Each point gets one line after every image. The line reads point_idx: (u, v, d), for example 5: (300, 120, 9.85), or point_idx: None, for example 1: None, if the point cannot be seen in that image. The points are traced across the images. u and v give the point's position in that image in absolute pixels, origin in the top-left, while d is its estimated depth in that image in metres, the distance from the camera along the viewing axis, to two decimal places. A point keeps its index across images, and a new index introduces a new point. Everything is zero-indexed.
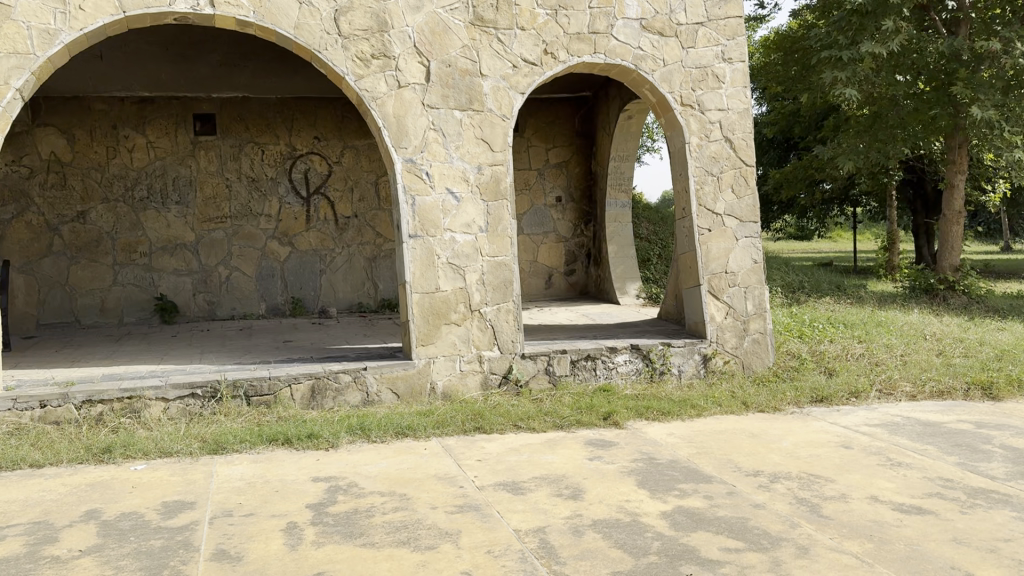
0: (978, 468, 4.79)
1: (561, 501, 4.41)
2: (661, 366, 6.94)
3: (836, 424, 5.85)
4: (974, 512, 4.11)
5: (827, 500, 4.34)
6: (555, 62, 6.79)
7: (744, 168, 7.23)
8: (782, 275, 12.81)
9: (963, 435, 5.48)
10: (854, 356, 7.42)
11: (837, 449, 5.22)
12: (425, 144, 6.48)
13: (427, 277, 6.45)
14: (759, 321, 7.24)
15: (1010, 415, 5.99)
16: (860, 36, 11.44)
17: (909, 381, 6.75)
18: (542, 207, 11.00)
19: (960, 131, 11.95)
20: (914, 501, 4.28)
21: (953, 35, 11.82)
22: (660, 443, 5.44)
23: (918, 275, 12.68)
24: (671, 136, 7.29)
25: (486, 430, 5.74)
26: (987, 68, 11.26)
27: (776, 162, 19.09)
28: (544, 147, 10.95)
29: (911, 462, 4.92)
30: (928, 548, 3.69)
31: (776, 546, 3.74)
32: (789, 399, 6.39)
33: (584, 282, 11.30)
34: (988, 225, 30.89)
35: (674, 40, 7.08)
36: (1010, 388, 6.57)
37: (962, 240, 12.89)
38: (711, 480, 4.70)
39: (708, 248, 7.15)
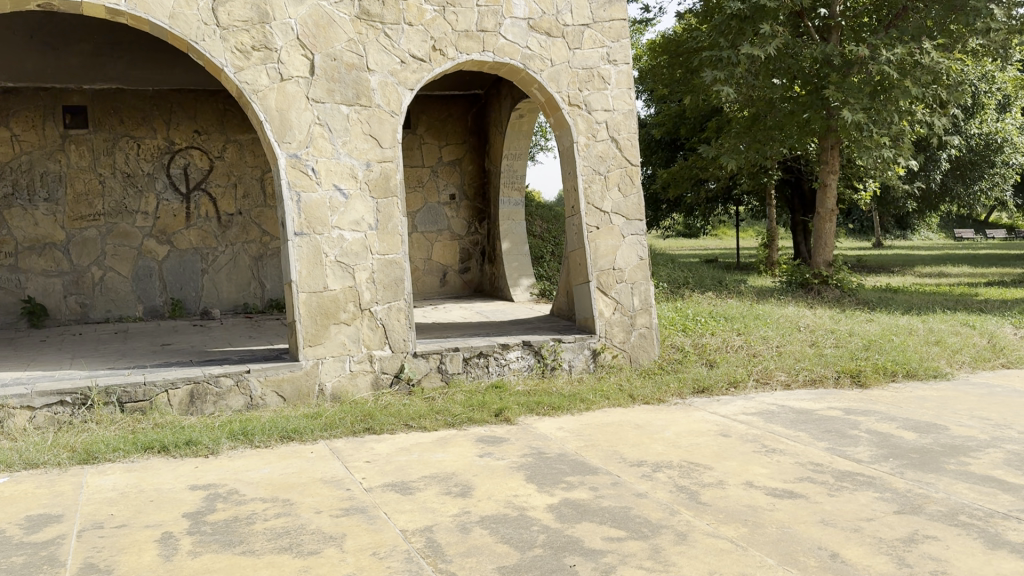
0: (845, 452, 5.07)
1: (449, 499, 4.40)
2: (552, 361, 7.02)
3: (715, 413, 6.07)
4: (840, 494, 4.34)
5: (705, 487, 4.49)
6: (443, 59, 6.77)
7: (630, 167, 7.40)
8: (670, 271, 13.21)
9: (832, 421, 5.78)
10: (734, 348, 7.72)
11: (716, 437, 5.42)
12: (310, 139, 6.33)
13: (314, 276, 6.30)
14: (645, 315, 7.43)
15: (875, 401, 6.36)
16: (739, 39, 11.92)
17: (784, 370, 7.08)
18: (435, 204, 10.94)
19: (832, 133, 12.51)
20: (786, 485, 4.48)
21: (825, 41, 12.41)
22: (550, 437, 5.50)
23: (794, 270, 13.34)
24: (560, 135, 7.39)
25: (375, 431, 5.66)
26: (856, 72, 11.80)
27: (664, 161, 19.64)
28: (436, 144, 10.87)
29: (784, 449, 5.15)
30: (798, 530, 3.87)
31: (656, 534, 3.85)
32: (673, 390, 6.59)
33: (478, 279, 11.32)
34: (859, 224, 32.80)
35: (561, 41, 7.17)
36: (876, 376, 6.97)
37: (834, 236, 13.59)
38: (598, 471, 4.78)
39: (596, 245, 7.29)
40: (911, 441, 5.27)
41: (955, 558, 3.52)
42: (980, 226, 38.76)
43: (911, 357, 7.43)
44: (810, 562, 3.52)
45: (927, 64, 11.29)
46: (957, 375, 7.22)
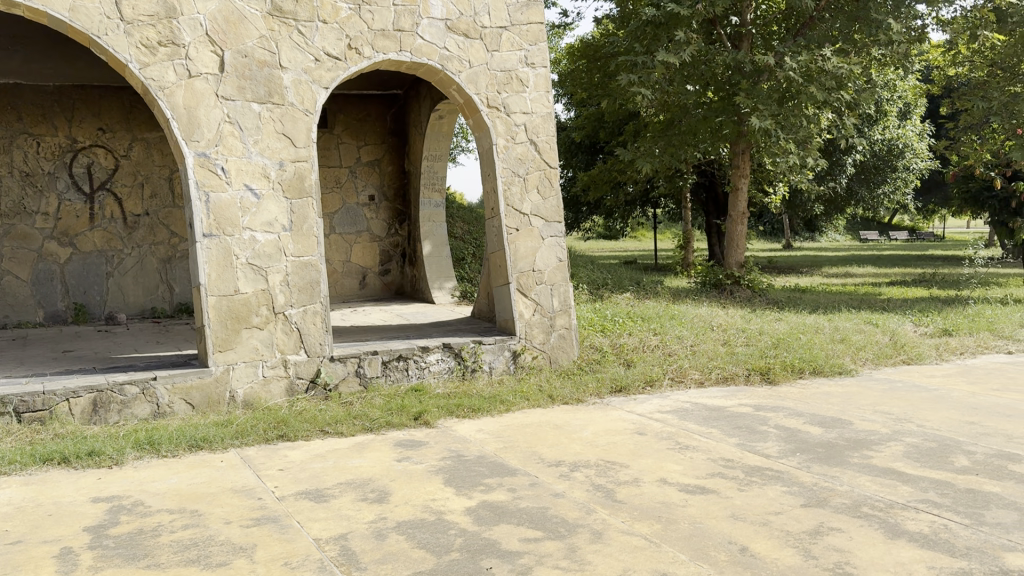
0: (755, 448, 5.21)
1: (365, 505, 4.33)
2: (472, 364, 7.00)
3: (632, 412, 6.16)
4: (750, 488, 4.45)
5: (621, 484, 4.54)
6: (359, 58, 6.67)
7: (548, 169, 7.44)
8: (589, 272, 13.37)
9: (743, 417, 5.94)
10: (650, 347, 7.85)
11: (633, 436, 5.50)
12: (219, 137, 6.14)
13: (224, 279, 6.12)
14: (564, 316, 7.48)
15: (783, 398, 6.57)
16: (655, 45, 12.12)
17: (698, 369, 7.25)
18: (354, 205, 10.79)
19: (743, 138, 12.90)
20: (698, 481, 4.58)
21: (736, 49, 12.71)
22: (469, 440, 5.47)
23: (708, 271, 13.68)
24: (479, 137, 7.38)
25: (290, 437, 5.53)
26: (765, 79, 12.17)
27: (584, 164, 19.86)
28: (354, 144, 10.72)
29: (697, 445, 5.26)
30: (710, 525, 3.95)
31: (572, 533, 3.87)
32: (591, 390, 6.65)
33: (399, 281, 11.21)
34: (770, 225, 33.90)
35: (479, 43, 7.16)
36: (784, 373, 7.20)
37: (745, 238, 14.00)
38: (516, 472, 4.78)
39: (516, 247, 7.31)
40: (817, 435, 5.45)
41: (858, 548, 3.65)
42: (883, 228, 40.56)
43: (817, 355, 7.70)
44: (721, 556, 3.60)
45: (831, 71, 11.73)
46: (861, 371, 7.51)
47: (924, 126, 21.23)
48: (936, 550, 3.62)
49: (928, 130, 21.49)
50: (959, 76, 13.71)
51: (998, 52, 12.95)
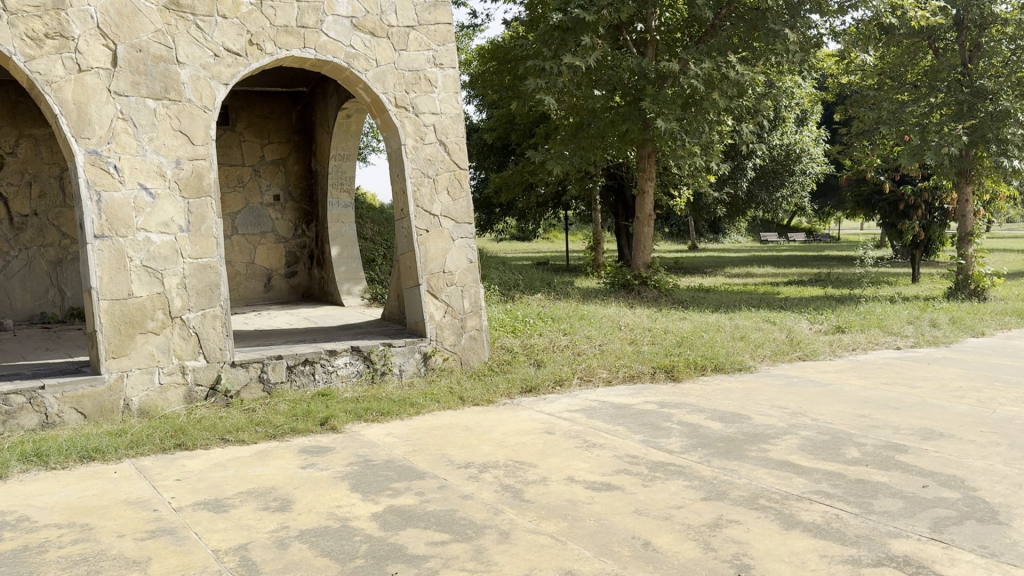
0: (660, 444, 5.33)
1: (267, 514, 4.21)
2: (381, 366, 6.91)
3: (541, 412, 6.20)
4: (654, 483, 4.55)
5: (529, 484, 4.56)
6: (261, 54, 6.51)
7: (458, 170, 7.41)
8: (500, 273, 13.40)
9: (649, 414, 6.07)
10: (560, 347, 7.93)
11: (541, 435, 5.54)
12: (112, 134, 5.88)
13: (117, 282, 5.86)
14: (475, 318, 7.47)
15: (687, 394, 6.74)
16: (561, 49, 12.22)
17: (606, 368, 7.36)
18: (258, 206, 10.51)
19: (649, 142, 13.16)
20: (604, 478, 4.64)
21: (641, 55, 12.93)
22: (377, 444, 5.40)
23: (616, 272, 13.90)
24: (387, 137, 7.30)
25: (189, 446, 5.34)
26: (669, 85, 12.43)
27: (497, 166, 19.90)
28: (258, 142, 10.45)
29: (604, 443, 5.34)
30: (614, 521, 4.01)
31: (480, 534, 3.86)
32: (502, 391, 6.66)
33: (307, 283, 11.01)
34: (676, 227, 34.79)
35: (386, 42, 7.08)
36: (688, 370, 7.39)
37: (652, 239, 14.29)
38: (425, 475, 4.74)
39: (426, 248, 7.26)
40: (718, 431, 5.60)
41: (755, 539, 3.77)
42: (783, 229, 42.16)
43: (719, 352, 7.93)
44: (624, 552, 3.66)
45: (733, 78, 12.09)
46: (759, 368, 7.77)
47: (819, 132, 22.16)
48: (828, 538, 3.77)
49: (823, 135, 22.44)
50: (850, 84, 14.37)
51: (885, 63, 13.63)
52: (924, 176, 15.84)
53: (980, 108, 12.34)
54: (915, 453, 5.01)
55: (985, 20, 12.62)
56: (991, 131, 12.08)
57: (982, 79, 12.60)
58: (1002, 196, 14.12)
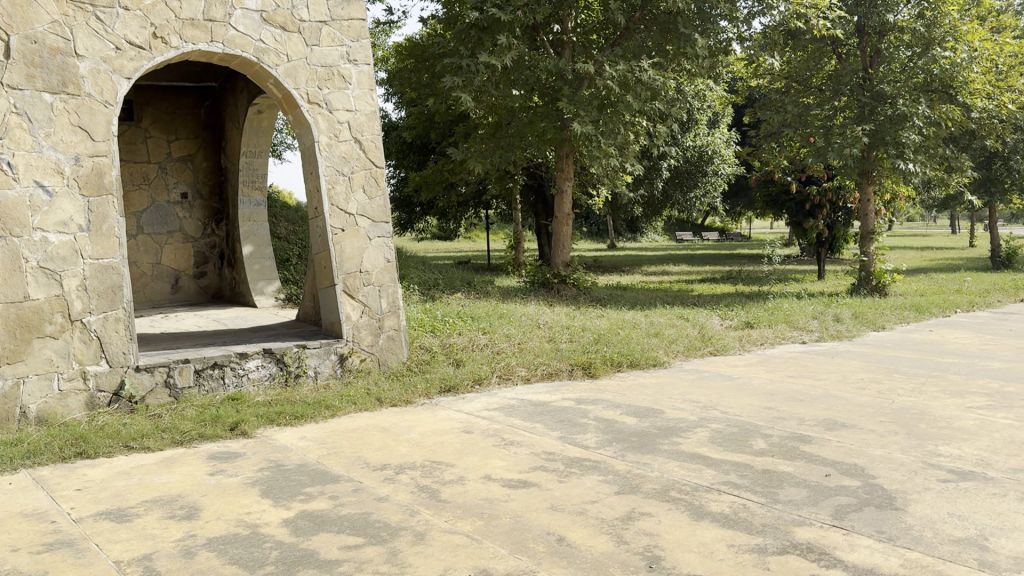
0: (576, 440, 5.39)
1: (173, 523, 4.08)
2: (295, 369, 6.77)
3: (460, 411, 6.18)
4: (570, 479, 4.60)
5: (445, 484, 4.54)
6: (166, 48, 6.29)
7: (373, 168, 7.33)
8: (419, 273, 13.30)
9: (566, 411, 6.13)
10: (479, 346, 7.92)
11: (459, 434, 5.53)
12: (5, 129, 5.59)
13: (11, 284, 5.58)
14: (392, 318, 7.39)
15: (603, 390, 6.84)
16: (478, 49, 12.21)
17: (524, 366, 7.40)
18: (165, 204, 10.17)
19: (567, 142, 13.29)
20: (520, 476, 4.67)
21: (557, 55, 13.04)
22: (289, 448, 5.29)
23: (536, 270, 13.98)
24: (300, 134, 7.16)
25: (90, 455, 5.12)
26: (586, 87, 12.55)
27: (417, 164, 19.78)
28: (164, 138, 10.11)
29: (521, 440, 5.36)
30: (530, 518, 4.03)
31: (394, 536, 3.83)
32: (420, 391, 6.61)
33: (217, 284, 10.75)
34: (595, 227, 35.33)
35: (297, 36, 6.95)
36: (604, 367, 7.50)
37: (571, 238, 14.41)
38: (339, 478, 4.67)
39: (341, 248, 7.15)
40: (632, 425, 5.70)
41: (666, 531, 3.85)
42: (698, 228, 43.25)
43: (635, 349, 8.06)
44: (539, 548, 3.68)
45: (647, 81, 12.26)
46: (673, 363, 7.95)
47: (731, 134, 22.81)
48: (736, 528, 3.88)
49: (735, 137, 23.11)
50: (759, 87, 14.82)
51: (791, 67, 14.11)
52: (829, 176, 16.47)
53: (879, 111, 12.90)
54: (819, 443, 5.21)
55: (883, 27, 13.19)
56: (889, 134, 12.64)
57: (882, 83, 13.15)
58: (900, 197, 14.79)
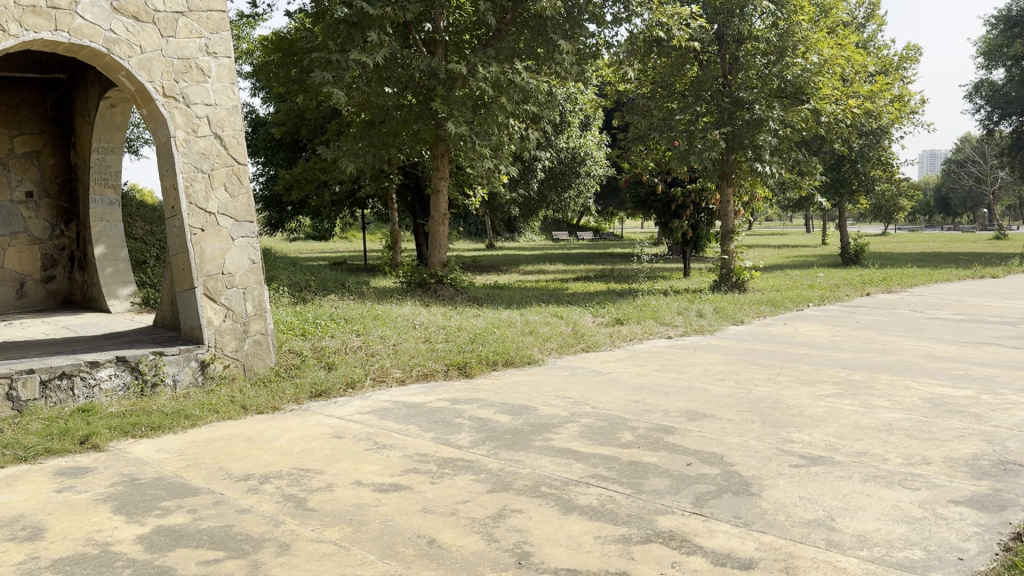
0: (449, 440, 5.37)
1: (13, 545, 3.79)
2: (152, 378, 6.43)
3: (331, 416, 6.04)
4: (442, 480, 4.58)
5: (313, 492, 4.42)
6: (3, 36, 5.82)
7: (235, 165, 7.07)
8: (289, 274, 12.91)
9: (440, 412, 6.11)
10: (352, 348, 7.77)
11: (328, 440, 5.40)
12: None
13: None
14: (258, 321, 7.14)
15: (478, 389, 6.85)
16: (348, 44, 11.96)
17: (399, 367, 7.32)
18: (7, 203, 9.46)
19: (442, 140, 13.22)
20: (392, 479, 4.60)
21: (430, 54, 12.95)
22: (146, 461, 5.02)
23: (413, 271, 13.84)
24: (155, 129, 6.82)
25: None
26: (459, 87, 12.51)
27: (287, 162, 19.25)
28: (5, 133, 9.40)
29: (393, 443, 5.30)
30: (400, 522, 3.98)
31: (257, 549, 3.70)
32: (288, 396, 6.43)
33: (67, 288, 10.14)
34: (473, 227, 35.49)
35: (151, 27, 6.60)
36: (479, 366, 7.52)
37: (448, 239, 14.33)
38: (199, 491, 4.46)
39: (201, 248, 6.86)
40: (506, 423, 5.74)
41: (535, 527, 3.89)
42: (573, 229, 44.17)
43: (509, 347, 8.13)
44: (408, 551, 3.65)
45: (519, 84, 12.47)
46: (547, 361, 8.06)
47: (602, 136, 23.41)
48: (603, 520, 3.97)
49: (606, 140, 23.73)
50: (627, 91, 15.27)
51: (657, 73, 14.61)
52: (693, 178, 17.16)
53: (737, 116, 13.53)
54: (682, 433, 5.41)
55: (741, 36, 13.77)
56: (747, 137, 13.29)
57: (740, 90, 13.80)
58: (759, 198, 15.57)
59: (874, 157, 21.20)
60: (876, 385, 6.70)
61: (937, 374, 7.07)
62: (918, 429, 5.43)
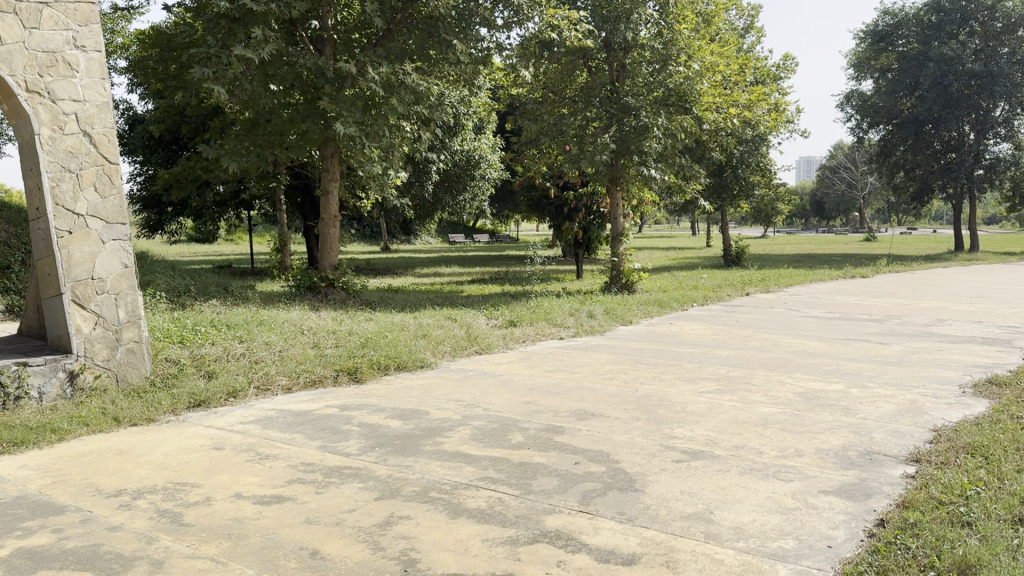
0: (335, 448, 5.27)
1: None
2: (16, 391, 5.98)
3: (212, 426, 5.83)
4: (327, 490, 4.48)
5: (190, 506, 4.25)
6: None
7: (106, 165, 6.76)
8: (168, 279, 12.40)
9: (327, 419, 5.99)
10: (235, 356, 7.52)
11: (208, 452, 5.20)
12: None
13: None
14: (132, 329, 6.83)
15: (368, 395, 6.76)
16: (231, 40, 11.57)
17: (285, 375, 7.13)
18: None
19: (331, 140, 12.97)
20: (274, 490, 4.47)
21: (318, 53, 12.69)
22: (5, 479, 4.70)
23: (301, 275, 13.51)
24: (17, 125, 6.41)
25: None
26: (348, 86, 12.31)
27: (166, 162, 18.51)
28: None
29: (277, 453, 5.15)
30: (282, 534, 3.87)
31: (129, 568, 3.52)
32: (165, 407, 6.16)
33: None
34: (367, 229, 35.05)
35: (12, 17, 6.19)
36: (370, 371, 7.43)
37: (338, 241, 14.07)
38: (65, 510, 4.21)
39: (69, 253, 6.49)
40: (395, 429, 5.68)
41: (422, 533, 3.86)
42: (470, 231, 44.33)
43: (401, 351, 8.06)
44: (290, 564, 3.55)
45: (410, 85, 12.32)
46: (439, 364, 8.04)
47: (496, 139, 23.57)
48: (490, 523, 3.97)
49: (499, 142, 23.90)
50: (519, 95, 15.43)
51: (547, 77, 14.81)
52: (584, 182, 17.50)
53: (626, 122, 13.85)
54: (570, 433, 5.49)
55: (628, 43, 14.12)
56: (634, 143, 13.62)
57: (627, 96, 14.14)
58: (647, 202, 15.99)
59: (754, 163, 22.17)
60: (755, 381, 6.99)
61: (811, 370, 7.44)
62: (792, 422, 5.70)
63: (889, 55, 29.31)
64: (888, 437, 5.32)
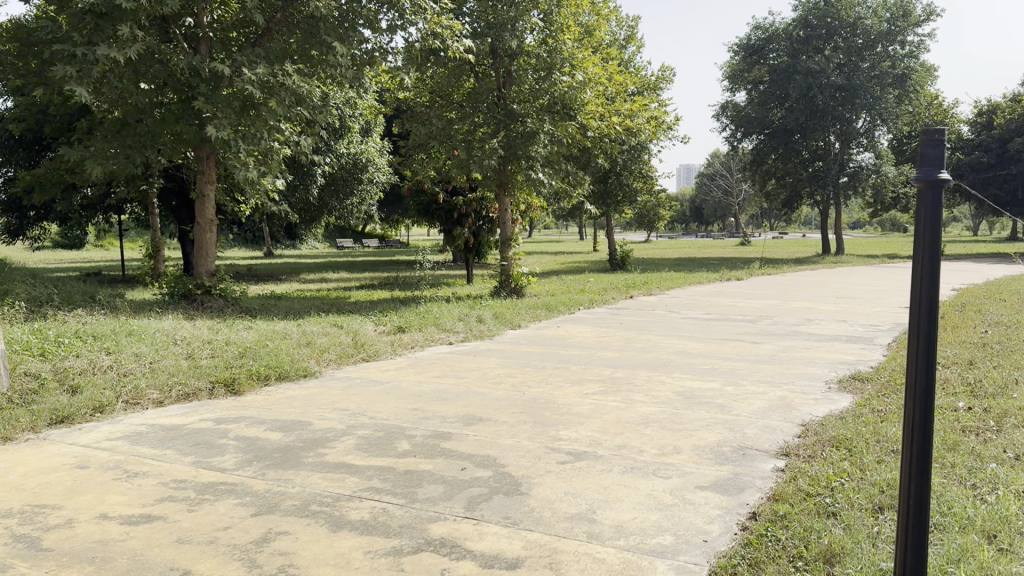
0: (211, 463, 5.07)
1: None
2: None
3: (75, 444, 5.50)
4: (201, 507, 4.31)
5: (49, 530, 3.99)
6: None
7: None
8: (26, 287, 11.63)
9: (202, 433, 5.75)
10: (101, 368, 7.13)
11: (71, 471, 4.91)
12: None
13: None
14: None
15: (246, 407, 6.55)
16: (96, 37, 10.98)
17: (156, 388, 6.81)
18: None
19: (207, 143, 12.50)
20: (144, 510, 4.26)
21: (193, 52, 12.22)
22: None
23: (176, 281, 12.94)
24: None
25: None
26: (225, 87, 11.90)
27: (28, 162, 17.38)
28: None
29: (147, 471, 4.91)
30: (150, 555, 3.70)
31: None
32: (23, 425, 5.77)
33: None
34: (252, 234, 34.03)
35: None
36: (249, 382, 7.19)
37: (216, 247, 13.57)
38: None
39: None
40: (275, 441, 5.52)
41: (301, 548, 3.76)
42: (359, 236, 43.74)
43: (283, 360, 7.85)
44: None
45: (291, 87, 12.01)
46: (323, 372, 7.87)
47: (383, 142, 23.35)
48: (373, 534, 3.91)
49: (387, 146, 23.69)
50: (406, 98, 15.36)
51: (434, 82, 14.79)
52: (472, 186, 17.57)
53: (512, 128, 13.96)
54: (456, 439, 5.48)
55: (513, 50, 14.24)
56: (520, 149, 13.77)
57: (513, 102, 14.28)
58: (534, 207, 16.18)
59: (637, 169, 22.81)
60: (636, 381, 7.18)
61: (690, 369, 7.70)
62: (671, 421, 5.88)
63: (761, 67, 30.77)
64: (760, 433, 5.55)
